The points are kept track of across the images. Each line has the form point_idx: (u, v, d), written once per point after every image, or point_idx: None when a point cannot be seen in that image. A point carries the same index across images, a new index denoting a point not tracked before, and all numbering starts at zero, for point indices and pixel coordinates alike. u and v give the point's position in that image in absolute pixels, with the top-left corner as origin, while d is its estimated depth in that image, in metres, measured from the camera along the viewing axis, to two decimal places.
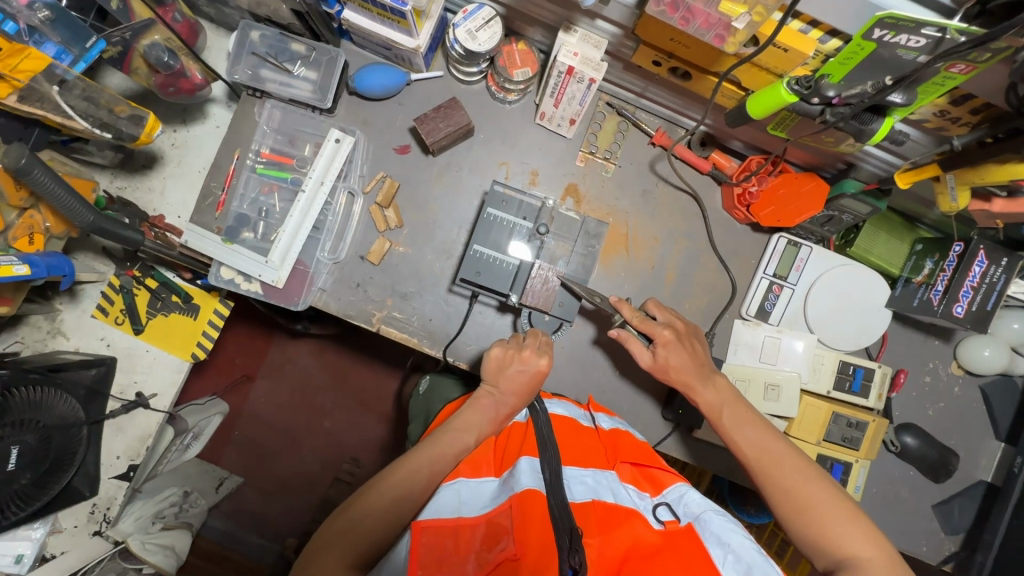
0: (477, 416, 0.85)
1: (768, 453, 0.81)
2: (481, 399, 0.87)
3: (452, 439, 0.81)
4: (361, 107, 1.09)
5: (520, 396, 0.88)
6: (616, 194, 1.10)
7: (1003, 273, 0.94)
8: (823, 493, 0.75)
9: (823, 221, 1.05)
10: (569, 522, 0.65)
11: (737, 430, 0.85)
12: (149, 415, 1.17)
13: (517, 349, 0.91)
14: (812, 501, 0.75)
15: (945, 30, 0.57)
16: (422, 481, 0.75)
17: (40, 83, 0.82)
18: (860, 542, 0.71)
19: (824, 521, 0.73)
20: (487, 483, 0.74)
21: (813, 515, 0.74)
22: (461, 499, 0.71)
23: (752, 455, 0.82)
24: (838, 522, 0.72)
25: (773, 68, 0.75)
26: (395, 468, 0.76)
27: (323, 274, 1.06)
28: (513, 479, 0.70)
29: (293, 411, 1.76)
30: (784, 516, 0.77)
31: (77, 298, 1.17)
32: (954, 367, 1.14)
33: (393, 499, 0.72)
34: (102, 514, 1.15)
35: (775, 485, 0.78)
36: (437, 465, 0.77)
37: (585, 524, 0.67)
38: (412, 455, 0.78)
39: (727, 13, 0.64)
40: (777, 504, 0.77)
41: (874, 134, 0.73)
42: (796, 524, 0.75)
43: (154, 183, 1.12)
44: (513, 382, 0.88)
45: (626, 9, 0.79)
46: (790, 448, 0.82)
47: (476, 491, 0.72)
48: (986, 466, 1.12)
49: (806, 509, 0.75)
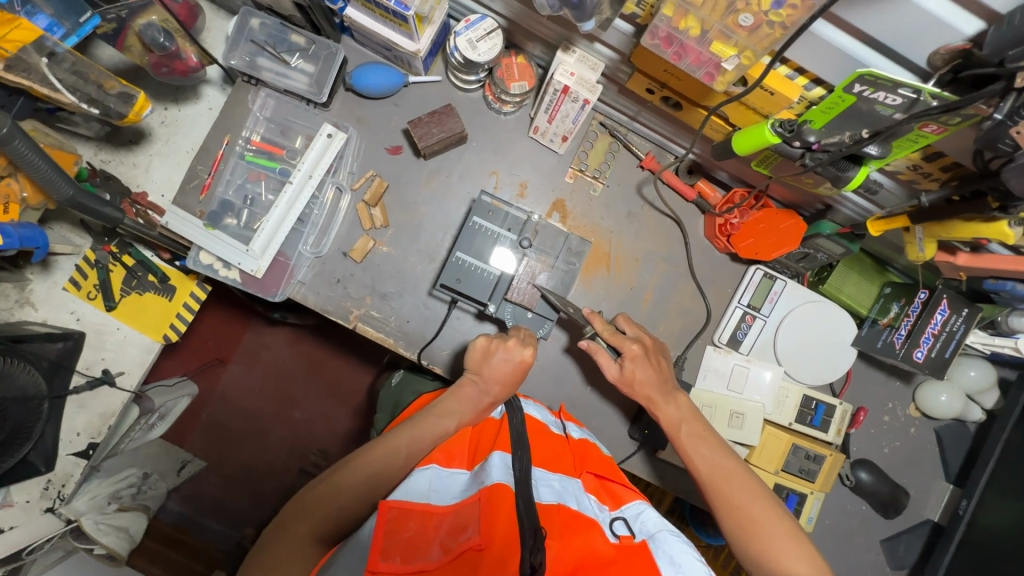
0: (458, 403, 0.86)
1: (721, 469, 0.83)
2: (464, 387, 0.88)
3: (433, 423, 0.81)
4: (357, 105, 1.09)
5: (504, 386, 0.88)
6: (602, 213, 1.12)
7: (963, 322, 0.97)
8: (768, 511, 0.78)
9: (799, 258, 1.08)
10: (535, 522, 0.63)
11: (692, 445, 0.86)
12: (114, 394, 1.16)
13: (501, 338, 0.90)
14: (756, 516, 0.78)
15: (920, 92, 0.59)
16: (400, 462, 0.75)
17: (29, 54, 0.81)
18: (798, 558, 0.74)
19: (766, 538, 0.76)
20: (459, 475, 0.75)
21: (757, 531, 0.77)
22: (432, 487, 0.71)
23: (705, 470, 0.84)
24: (780, 541, 0.76)
25: (760, 109, 0.77)
26: (375, 444, 0.76)
27: (304, 268, 1.06)
28: (485, 472, 0.71)
29: (262, 398, 1.74)
30: (729, 529, 0.79)
31: (49, 269, 1.14)
32: (911, 409, 1.18)
33: (371, 478, 0.72)
34: (56, 491, 1.13)
35: (724, 501, 0.80)
36: (416, 446, 0.78)
37: (549, 526, 0.68)
38: (393, 433, 0.78)
39: (718, 54, 0.66)
40: (725, 519, 0.80)
41: (849, 182, 0.76)
42: (740, 539, 0.78)
43: (139, 160, 1.10)
44: (497, 371, 0.88)
45: (623, 36, 0.80)
46: (741, 464, 0.84)
47: (447, 483, 0.73)
48: (934, 505, 1.16)
49: (752, 525, 0.78)
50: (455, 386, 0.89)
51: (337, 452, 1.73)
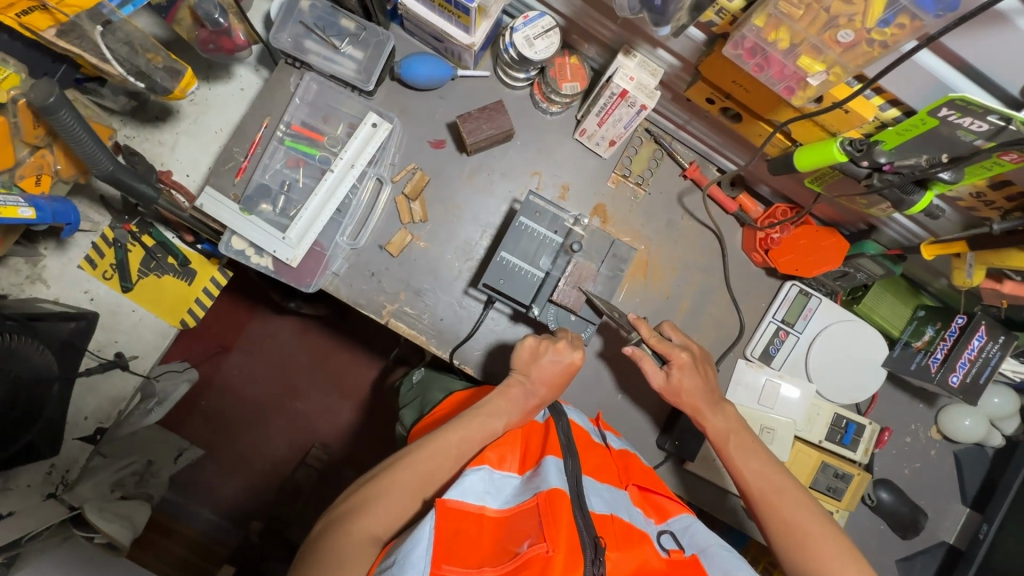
0: (507, 403, 0.88)
1: (771, 482, 0.83)
2: (512, 387, 0.90)
3: (482, 422, 0.84)
4: (401, 95, 1.06)
5: (550, 388, 0.91)
6: (642, 220, 1.11)
7: (998, 350, 0.98)
8: (822, 526, 0.78)
9: (836, 276, 1.09)
10: (593, 533, 0.64)
11: (741, 458, 0.86)
12: (125, 377, 1.12)
13: (550, 341, 0.93)
14: (810, 532, 0.77)
15: (1010, 120, 0.58)
16: (451, 460, 0.80)
17: (83, 21, 0.76)
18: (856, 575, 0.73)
19: (821, 555, 0.75)
20: (511, 479, 0.76)
21: (811, 548, 0.76)
22: (486, 488, 0.72)
23: (755, 485, 0.83)
24: (835, 558, 0.75)
25: (829, 126, 0.76)
26: (425, 444, 0.80)
27: (339, 259, 1.03)
28: (540, 478, 0.71)
29: (268, 388, 1.69)
30: (783, 547, 0.78)
31: (65, 246, 1.06)
32: (933, 431, 1.19)
33: (424, 474, 0.78)
34: (60, 476, 1.10)
35: (776, 516, 0.80)
36: (464, 445, 0.82)
37: (606, 536, 0.67)
38: (442, 432, 0.82)
39: (804, 68, 0.65)
40: (776, 534, 0.79)
41: (912, 206, 0.76)
42: (793, 555, 0.77)
43: (165, 137, 1.05)
44: (545, 372, 0.91)
45: (694, 44, 0.79)
46: (790, 478, 0.83)
47: (500, 485, 0.74)
48: (950, 528, 1.18)
49: (806, 542, 0.77)
50: (501, 386, 0.91)
51: (343, 447, 1.69)
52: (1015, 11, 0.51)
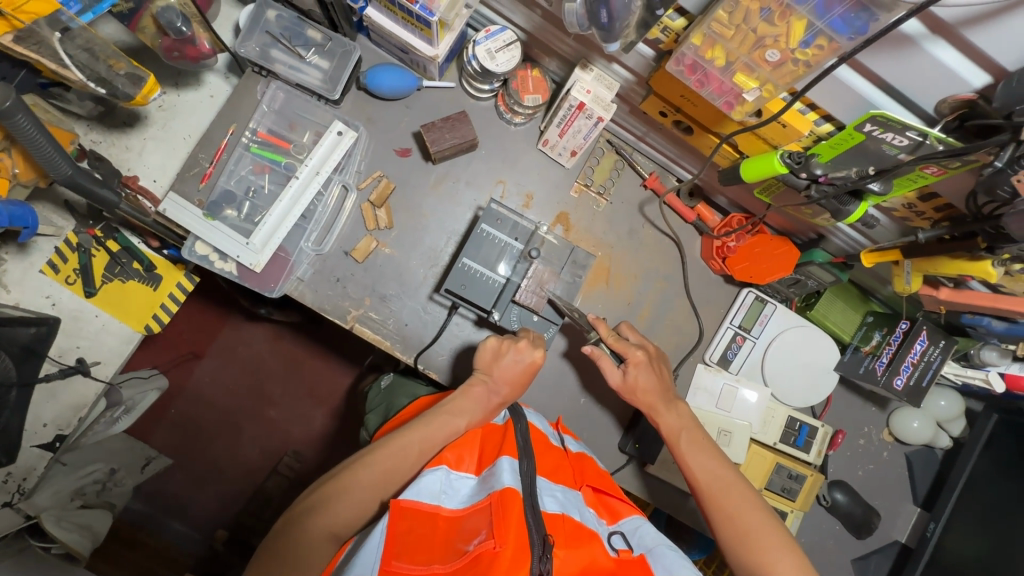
0: (470, 403, 0.89)
1: (719, 479, 0.85)
2: (474, 386, 0.91)
3: (443, 421, 0.85)
4: (368, 105, 1.08)
5: (512, 387, 0.92)
6: (604, 228, 1.14)
7: (939, 353, 1.04)
8: (763, 522, 0.81)
9: (789, 283, 1.13)
10: (542, 531, 0.65)
11: (692, 454, 0.88)
12: (87, 384, 1.09)
13: (511, 340, 0.95)
14: (752, 527, 0.80)
15: (926, 136, 0.62)
16: (412, 458, 0.81)
17: (42, 28, 0.78)
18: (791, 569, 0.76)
19: (762, 550, 0.78)
20: (468, 479, 0.77)
21: (752, 542, 0.79)
22: (442, 488, 0.74)
23: (703, 480, 0.86)
24: (775, 553, 0.78)
25: (769, 139, 0.80)
26: (387, 443, 0.81)
27: (304, 264, 1.04)
28: (494, 478, 0.72)
29: (238, 395, 1.68)
30: (725, 541, 0.81)
31: (27, 249, 1.05)
32: (885, 434, 1.23)
33: (384, 472, 0.78)
34: (15, 485, 1.06)
35: (720, 511, 0.82)
36: (426, 444, 0.83)
37: (556, 535, 0.68)
38: (404, 432, 0.83)
39: (739, 85, 0.69)
40: (722, 529, 0.82)
41: (849, 215, 0.80)
42: (737, 549, 0.80)
43: (132, 143, 1.05)
44: (507, 371, 0.93)
45: (644, 59, 0.83)
46: (737, 475, 0.86)
47: (456, 485, 0.76)
48: (903, 527, 1.21)
49: (747, 536, 0.80)
50: (464, 385, 0.92)
51: (312, 454, 1.68)
52: (922, 37, 0.55)
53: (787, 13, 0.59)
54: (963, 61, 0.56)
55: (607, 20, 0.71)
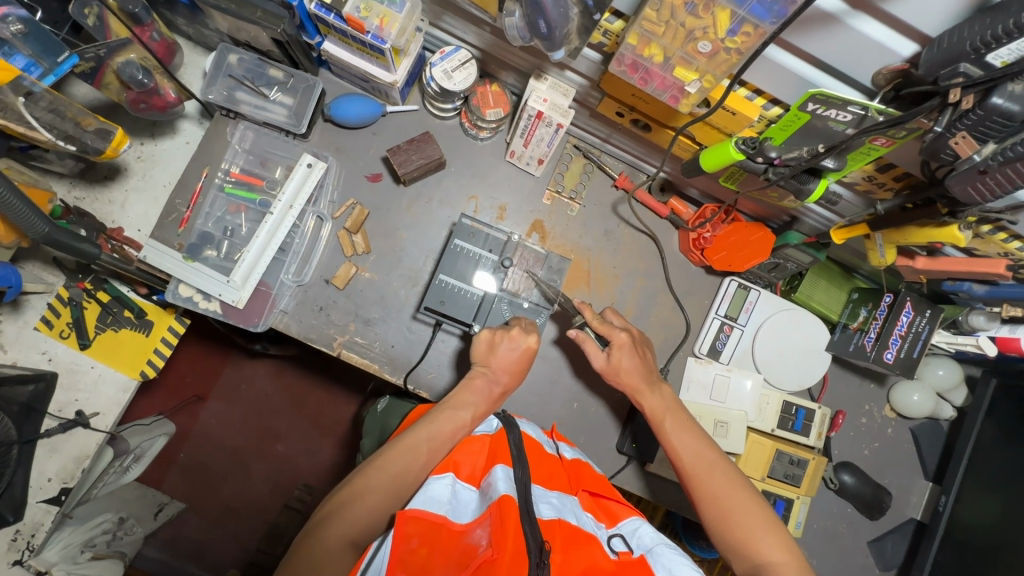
0: (472, 394, 0.90)
1: (703, 459, 0.85)
2: (475, 378, 0.93)
3: (449, 415, 0.86)
4: (336, 135, 1.11)
5: (511, 374, 0.94)
6: (580, 232, 1.15)
7: (926, 323, 1.03)
8: (748, 500, 0.80)
9: (770, 268, 1.12)
10: (539, 537, 0.64)
11: (677, 435, 0.88)
12: (88, 436, 1.07)
13: (504, 330, 0.95)
14: (737, 507, 0.80)
15: (867, 110, 0.63)
16: (423, 458, 0.81)
17: (6, 94, 0.83)
18: (775, 548, 0.76)
19: (745, 528, 0.78)
20: (466, 493, 0.75)
21: (736, 520, 0.79)
22: (449, 498, 0.73)
23: (688, 460, 0.85)
24: (761, 533, 0.77)
25: (723, 128, 0.81)
26: (396, 443, 0.81)
27: (286, 296, 1.06)
28: (491, 487, 0.72)
29: (244, 432, 1.69)
30: (709, 521, 0.81)
31: (20, 309, 1.06)
32: (887, 410, 1.21)
33: (397, 474, 0.78)
34: (24, 542, 1.04)
35: (706, 492, 0.82)
36: (434, 444, 0.83)
37: (552, 540, 0.67)
38: (410, 432, 0.83)
39: (681, 78, 0.72)
40: (705, 507, 0.82)
41: (810, 193, 0.80)
42: (719, 527, 0.80)
43: (115, 195, 1.07)
44: (504, 360, 0.94)
45: (593, 64, 0.85)
46: (722, 456, 0.86)
47: (460, 497, 0.74)
48: (916, 504, 1.19)
49: (731, 515, 0.79)
50: (466, 378, 0.94)
51: (322, 486, 1.67)
52: (843, 13, 0.56)
53: (710, 5, 0.61)
54: (888, 33, 0.57)
55: (547, 30, 0.73)
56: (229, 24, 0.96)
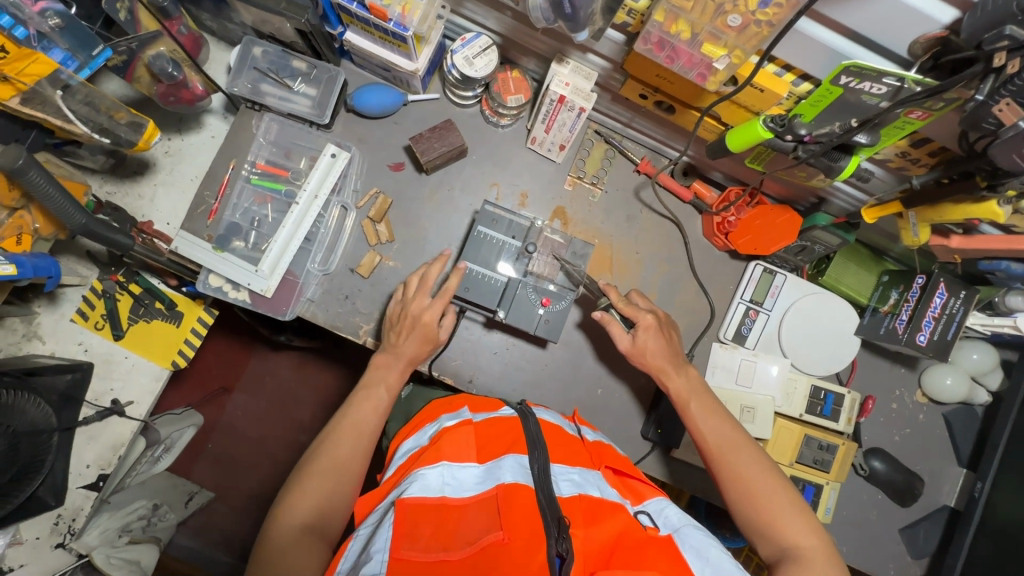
0: None
1: (728, 440, 0.85)
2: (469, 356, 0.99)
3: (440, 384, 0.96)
4: (358, 125, 1.12)
5: None
6: (602, 218, 1.14)
7: (961, 304, 1.00)
8: (775, 483, 0.79)
9: (797, 252, 1.10)
10: (555, 511, 0.64)
11: (702, 417, 0.88)
12: (123, 423, 1.10)
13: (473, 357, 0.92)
14: (764, 490, 0.79)
15: (903, 80, 0.61)
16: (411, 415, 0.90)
17: (44, 87, 0.86)
18: (804, 531, 0.75)
19: (773, 510, 0.77)
20: (470, 468, 0.72)
21: (763, 503, 0.78)
22: (450, 479, 0.70)
23: (713, 443, 0.85)
24: (790, 517, 0.76)
25: (750, 106, 0.80)
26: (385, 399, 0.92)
27: (312, 285, 1.08)
28: (499, 470, 0.70)
29: (269, 423, 1.72)
30: (734, 502, 0.80)
31: (57, 301, 1.10)
32: (919, 395, 1.19)
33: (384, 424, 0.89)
34: (66, 526, 1.07)
35: (733, 473, 0.82)
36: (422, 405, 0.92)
37: (573, 515, 0.66)
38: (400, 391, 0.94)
39: (708, 55, 0.71)
40: (731, 487, 0.81)
41: (841, 171, 0.79)
42: (744, 508, 0.79)
43: (145, 190, 1.10)
44: None
45: (616, 45, 0.84)
46: (749, 439, 0.86)
47: (460, 476, 0.70)
48: (949, 491, 1.17)
49: (757, 498, 0.78)
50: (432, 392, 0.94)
51: None
52: None
53: None
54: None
55: (571, 10, 0.73)
56: (254, 16, 0.97)
